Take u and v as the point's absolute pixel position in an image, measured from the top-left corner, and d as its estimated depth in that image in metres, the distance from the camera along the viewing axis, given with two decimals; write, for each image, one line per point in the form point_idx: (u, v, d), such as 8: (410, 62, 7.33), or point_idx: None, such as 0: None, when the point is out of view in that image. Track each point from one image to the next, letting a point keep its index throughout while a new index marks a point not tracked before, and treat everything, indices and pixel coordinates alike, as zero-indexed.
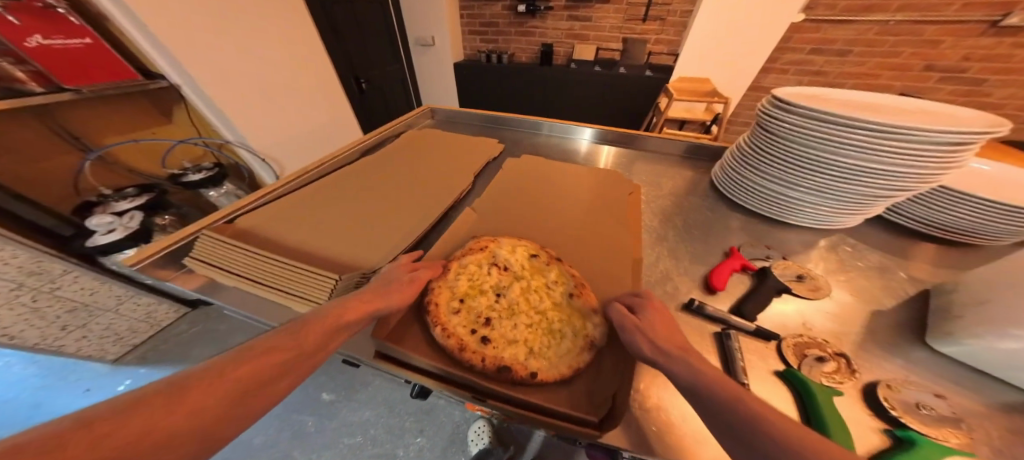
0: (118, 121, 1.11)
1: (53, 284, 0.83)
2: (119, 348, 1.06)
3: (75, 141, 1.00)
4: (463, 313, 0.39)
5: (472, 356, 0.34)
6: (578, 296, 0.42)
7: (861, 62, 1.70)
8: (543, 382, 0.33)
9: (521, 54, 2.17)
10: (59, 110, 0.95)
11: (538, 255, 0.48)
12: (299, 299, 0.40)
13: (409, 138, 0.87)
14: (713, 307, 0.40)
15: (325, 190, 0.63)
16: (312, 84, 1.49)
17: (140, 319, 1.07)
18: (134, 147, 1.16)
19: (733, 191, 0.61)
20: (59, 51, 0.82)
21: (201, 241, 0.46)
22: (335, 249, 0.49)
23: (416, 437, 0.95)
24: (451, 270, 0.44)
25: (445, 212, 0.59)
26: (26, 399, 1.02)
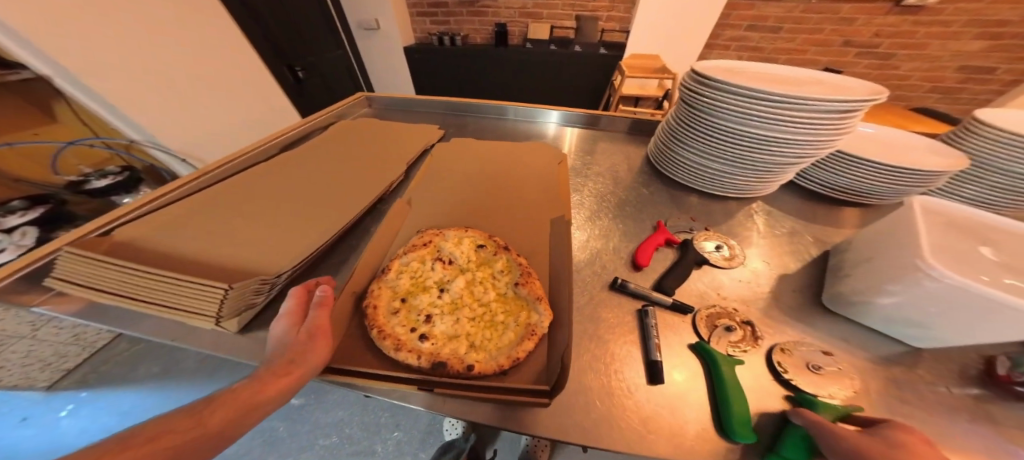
0: None
1: None
2: (49, 374, 0.88)
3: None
4: (404, 312, 0.37)
5: (408, 355, 0.32)
6: (524, 285, 0.39)
7: (793, 39, 1.80)
8: (477, 375, 0.31)
9: (476, 35, 2.07)
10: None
11: (485, 246, 0.43)
12: (193, 313, 0.35)
13: (344, 128, 0.80)
14: (638, 285, 0.41)
15: (235, 192, 0.56)
16: (232, 71, 1.31)
17: (68, 342, 0.87)
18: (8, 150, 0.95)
19: (668, 167, 0.62)
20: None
21: (63, 260, 0.38)
22: (239, 257, 0.43)
23: (393, 432, 0.92)
24: (392, 270, 0.40)
25: (372, 206, 0.55)
26: None
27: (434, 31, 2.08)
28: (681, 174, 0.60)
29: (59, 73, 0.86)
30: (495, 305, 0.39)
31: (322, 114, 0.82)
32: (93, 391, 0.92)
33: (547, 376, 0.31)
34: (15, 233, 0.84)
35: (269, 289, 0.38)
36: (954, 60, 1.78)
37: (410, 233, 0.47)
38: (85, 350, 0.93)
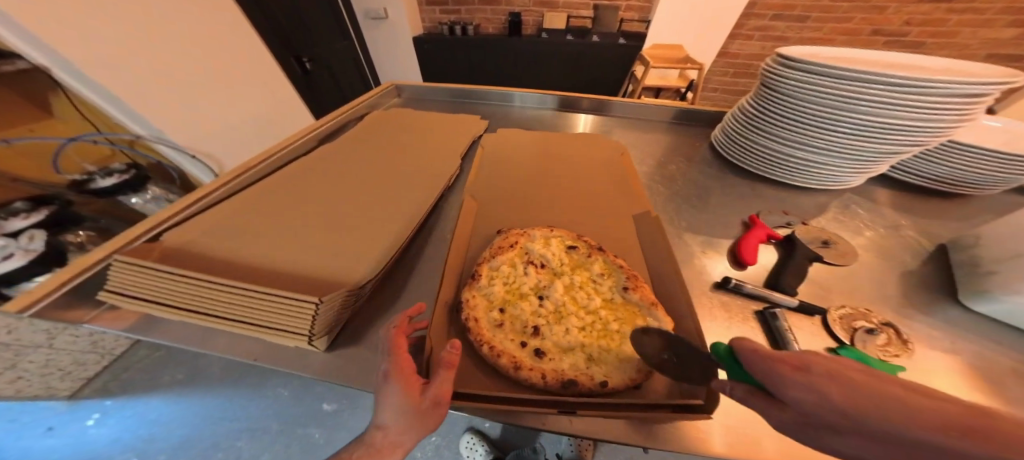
0: None
1: None
2: (70, 383, 0.85)
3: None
4: (507, 325, 0.33)
5: (531, 373, 0.29)
6: (633, 289, 0.35)
7: (818, 29, 1.78)
8: (612, 391, 0.28)
9: (488, 25, 2.00)
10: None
11: (576, 247, 0.41)
12: (276, 328, 0.31)
13: (379, 120, 0.75)
14: (754, 285, 0.38)
15: (283, 191, 0.52)
16: (240, 62, 1.24)
17: (85, 349, 0.85)
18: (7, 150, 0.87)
19: (743, 157, 0.59)
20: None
21: (115, 270, 0.34)
22: (313, 263, 0.40)
23: (432, 436, 0.90)
24: (483, 277, 0.37)
25: (436, 205, 0.51)
26: None
27: (445, 21, 2.01)
28: (758, 164, 0.57)
29: (56, 63, 0.80)
30: (603, 312, 0.36)
31: (354, 105, 0.77)
32: (119, 398, 0.88)
33: (692, 390, 0.28)
34: (22, 237, 0.79)
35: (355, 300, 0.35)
36: (983, 48, 1.77)
37: (487, 237, 0.43)
38: (104, 358, 0.91)
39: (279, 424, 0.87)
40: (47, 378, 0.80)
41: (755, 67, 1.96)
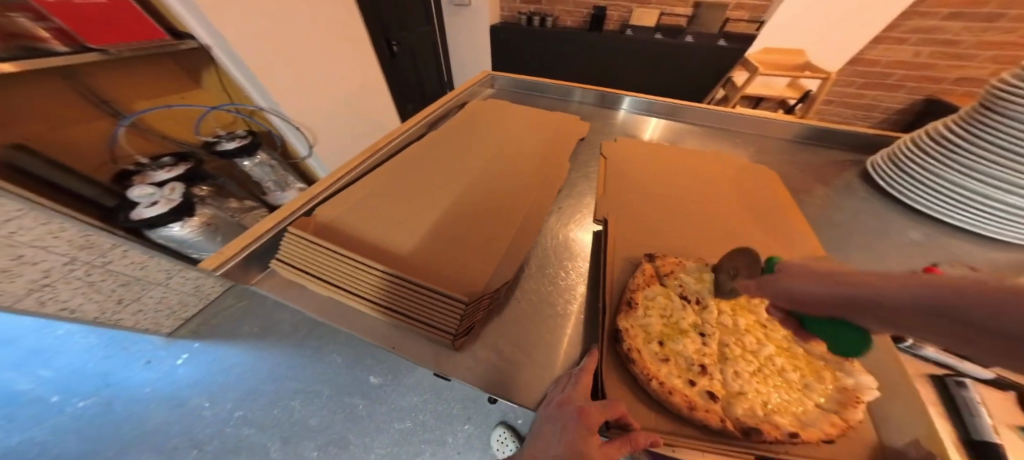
0: (150, 86, 1.04)
1: (105, 258, 0.79)
2: (172, 322, 1.00)
3: (102, 105, 0.94)
4: (672, 360, 0.30)
5: (709, 414, 0.25)
6: (817, 339, 0.30)
7: (1012, 30, 1.39)
8: (808, 443, 0.23)
9: (567, 17, 1.93)
10: (89, 74, 0.89)
11: (736, 286, 0.36)
12: (427, 325, 0.32)
13: (478, 112, 0.76)
14: (933, 348, 0.30)
15: (404, 176, 0.54)
16: (343, 43, 1.34)
17: (189, 292, 1.02)
18: (166, 113, 1.09)
19: (915, 191, 0.49)
20: (77, 7, 0.73)
21: (287, 242, 0.39)
22: (437, 255, 0.41)
23: (466, 425, 0.87)
24: (639, 305, 0.33)
25: (547, 212, 0.49)
26: (83, 374, 0.91)
27: (524, 11, 1.98)
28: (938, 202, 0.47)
29: (218, 43, 0.95)
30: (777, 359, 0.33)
31: (455, 94, 0.80)
32: (206, 341, 1.00)
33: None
34: (166, 188, 0.89)
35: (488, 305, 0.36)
36: None
37: (630, 266, 0.38)
38: (201, 302, 1.07)
39: (330, 390, 0.92)
40: (163, 308, 0.97)
41: (894, 78, 1.63)
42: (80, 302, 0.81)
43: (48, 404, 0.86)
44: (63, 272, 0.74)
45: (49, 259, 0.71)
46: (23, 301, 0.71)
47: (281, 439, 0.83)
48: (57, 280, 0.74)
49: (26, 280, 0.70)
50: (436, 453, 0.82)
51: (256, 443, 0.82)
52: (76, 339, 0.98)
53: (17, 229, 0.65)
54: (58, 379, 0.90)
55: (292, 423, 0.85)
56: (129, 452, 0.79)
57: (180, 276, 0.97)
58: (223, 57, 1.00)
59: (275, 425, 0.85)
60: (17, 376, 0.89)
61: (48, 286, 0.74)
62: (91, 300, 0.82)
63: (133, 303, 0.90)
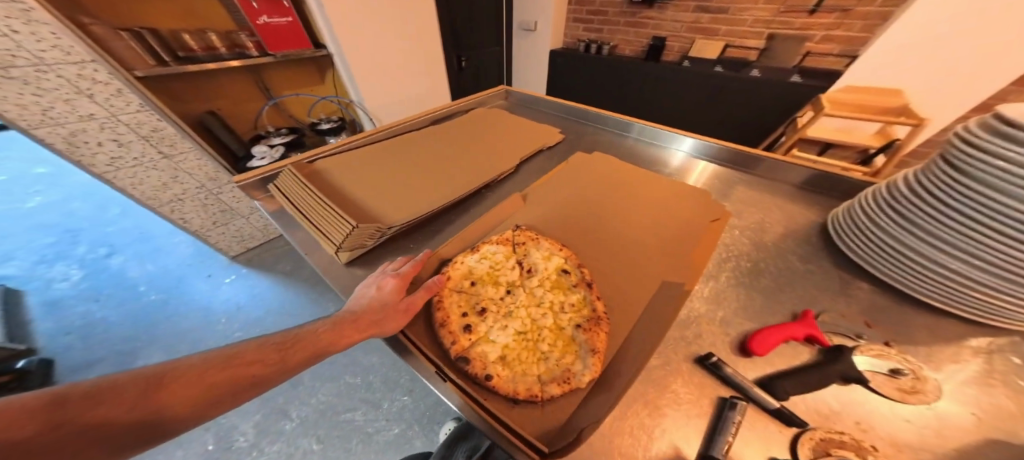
0: (295, 80, 1.47)
1: (218, 189, 1.20)
2: (240, 247, 1.37)
3: (263, 92, 1.38)
4: (465, 294, 0.40)
5: (449, 335, 0.35)
6: (585, 330, 0.36)
7: None
8: (491, 388, 0.31)
9: (626, 46, 1.97)
10: (265, 70, 1.35)
11: (569, 273, 0.43)
12: (328, 240, 0.44)
13: (478, 116, 0.89)
14: (739, 373, 0.31)
15: (389, 148, 0.68)
16: (422, 60, 1.66)
17: (258, 228, 1.39)
18: (297, 100, 1.52)
19: (845, 235, 0.45)
20: (270, 29, 1.13)
21: (285, 173, 0.55)
22: (373, 202, 0.52)
23: (403, 396, 0.96)
24: (478, 252, 0.45)
25: (466, 196, 0.57)
26: (170, 273, 1.29)
27: (584, 39, 2.10)
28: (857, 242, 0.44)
29: (338, 52, 1.32)
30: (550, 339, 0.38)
31: (467, 100, 0.94)
32: (249, 271, 1.32)
33: (553, 438, 0.27)
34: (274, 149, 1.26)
35: (378, 238, 0.47)
36: None
37: (508, 226, 0.51)
38: (264, 237, 1.44)
39: None
40: (239, 237, 1.34)
41: None
42: (192, 217, 1.18)
43: (136, 291, 1.22)
44: (196, 193, 1.16)
45: (189, 182, 1.12)
46: (164, 207, 1.10)
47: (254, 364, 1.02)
48: (187, 197, 1.14)
49: (173, 193, 1.10)
50: (368, 412, 0.91)
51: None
52: (176, 247, 1.40)
53: (185, 159, 1.08)
54: (154, 274, 1.28)
55: None
56: (154, 344, 1.06)
57: (254, 216, 1.35)
58: (338, 63, 1.37)
59: None
60: (138, 265, 1.32)
61: (182, 201, 1.13)
62: (199, 217, 1.20)
63: (222, 226, 1.27)
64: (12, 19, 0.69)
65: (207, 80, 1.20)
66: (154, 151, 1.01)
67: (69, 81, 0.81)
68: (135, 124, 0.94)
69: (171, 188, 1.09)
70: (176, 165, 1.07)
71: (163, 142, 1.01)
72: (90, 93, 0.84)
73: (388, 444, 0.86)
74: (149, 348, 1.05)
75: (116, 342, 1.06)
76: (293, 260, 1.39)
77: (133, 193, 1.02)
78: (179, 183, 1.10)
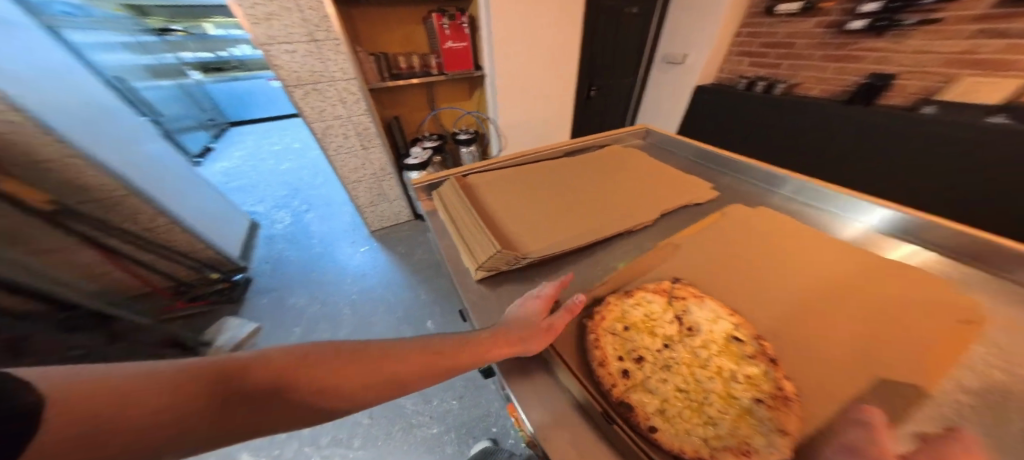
0: (453, 96, 1.75)
1: (382, 178, 1.51)
2: (378, 225, 1.69)
3: (430, 103, 1.70)
4: (620, 336, 0.35)
5: (608, 375, 0.31)
6: (769, 407, 0.27)
7: None
8: (656, 443, 0.26)
9: (813, 85, 1.59)
10: (437, 86, 1.66)
11: (741, 341, 0.34)
12: (473, 260, 0.45)
13: (615, 153, 0.83)
14: None
15: (529, 173, 0.70)
16: (559, 85, 1.73)
17: (392, 214, 1.69)
18: (450, 113, 1.81)
19: None
20: (452, 52, 1.40)
21: (445, 185, 0.62)
22: (514, 226, 0.53)
23: (452, 399, 0.97)
24: (634, 298, 0.39)
25: (596, 241, 0.51)
26: (330, 234, 1.71)
27: (748, 76, 1.82)
28: None
29: (491, 74, 1.51)
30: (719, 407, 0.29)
31: (602, 136, 0.90)
32: (375, 247, 1.62)
33: None
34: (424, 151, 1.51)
35: (515, 263, 0.46)
36: None
37: (661, 276, 0.44)
38: (394, 221, 1.73)
39: (399, 315, 1.28)
40: (382, 217, 1.67)
41: None
42: (360, 195, 1.52)
43: (309, 242, 1.67)
44: (370, 179, 1.49)
45: (369, 170, 1.46)
46: (351, 185, 1.46)
47: (353, 327, 1.24)
48: (363, 181, 1.48)
49: (358, 176, 1.45)
50: (417, 403, 0.96)
51: (341, 316, 1.30)
52: (340, 214, 1.85)
53: (372, 152, 1.40)
54: (322, 232, 1.72)
55: (367, 322, 1.27)
56: (304, 287, 1.42)
57: (393, 204, 1.65)
58: (488, 83, 1.56)
59: (358, 319, 1.27)
60: (316, 222, 1.80)
61: (360, 183, 1.48)
62: (363, 196, 1.53)
63: (374, 206, 1.60)
64: (331, 50, 1.07)
65: (399, 91, 1.57)
66: (360, 144, 1.35)
67: (342, 94, 1.18)
68: (358, 126, 1.29)
69: (358, 172, 1.44)
70: (368, 156, 1.41)
71: (368, 139, 1.35)
72: (347, 102, 1.20)
73: (423, 439, 0.88)
74: (300, 290, 1.41)
75: (287, 277, 1.47)
76: (407, 246, 1.63)
77: (340, 172, 1.39)
78: (364, 169, 1.44)
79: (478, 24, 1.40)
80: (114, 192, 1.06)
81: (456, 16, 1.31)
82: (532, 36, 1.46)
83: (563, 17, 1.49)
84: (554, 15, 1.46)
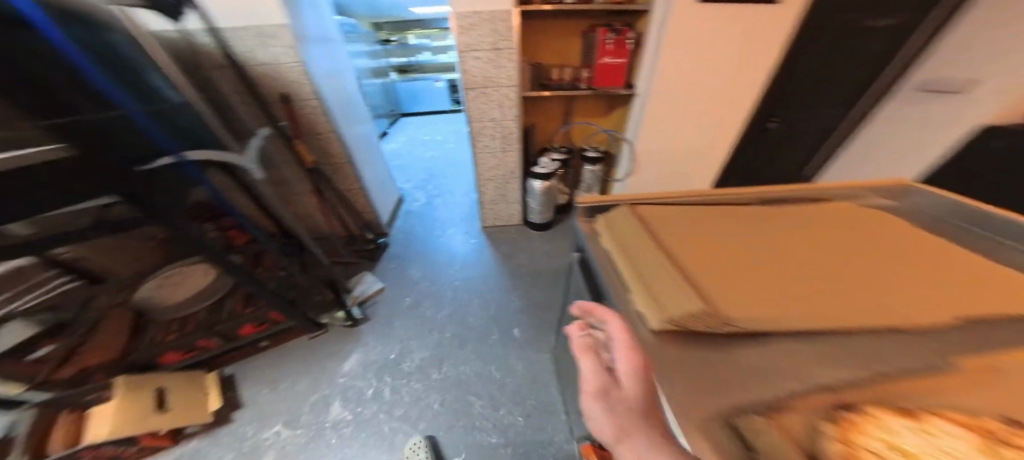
0: (591, 111, 1.70)
1: (508, 179, 1.64)
2: (491, 222, 1.89)
3: (567, 116, 1.71)
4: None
5: None
6: None
7: None
8: None
9: None
10: (577, 101, 1.66)
11: None
12: (661, 316, 0.36)
13: (849, 211, 0.57)
14: None
15: (717, 215, 0.56)
16: (724, 113, 1.43)
17: (504, 216, 1.86)
18: (583, 129, 1.77)
19: None
20: (607, 67, 1.35)
21: (618, 210, 0.57)
22: (704, 276, 0.42)
23: None
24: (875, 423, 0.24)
25: (840, 334, 0.34)
26: (451, 220, 1.99)
27: None
28: None
29: (643, 95, 1.36)
30: None
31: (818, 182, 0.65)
32: (483, 243, 1.84)
33: None
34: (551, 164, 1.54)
35: (716, 330, 0.35)
36: None
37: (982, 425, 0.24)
38: (505, 222, 1.90)
39: (491, 317, 1.49)
40: (497, 217, 1.83)
41: None
42: (486, 192, 1.69)
43: (434, 222, 1.98)
44: (499, 179, 1.63)
45: (501, 170, 1.60)
46: (482, 182, 1.63)
47: (453, 315, 1.49)
48: (493, 179, 1.63)
49: (492, 174, 1.60)
50: None
51: (444, 297, 1.57)
52: (462, 206, 2.10)
53: (508, 154, 1.53)
54: (446, 216, 2.02)
55: (464, 312, 1.51)
56: (424, 262, 1.73)
57: (511, 207, 1.81)
58: (636, 104, 1.42)
59: (457, 308, 1.52)
60: (443, 206, 2.11)
61: (490, 181, 1.63)
62: (489, 194, 1.70)
63: (494, 203, 1.76)
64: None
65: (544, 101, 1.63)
66: (501, 145, 1.49)
67: (501, 96, 1.35)
68: (504, 128, 1.45)
69: (493, 170, 1.59)
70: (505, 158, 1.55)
71: (509, 141, 1.48)
72: (502, 104, 1.37)
73: None
74: (420, 264, 1.71)
75: (414, 249, 1.80)
76: (509, 250, 1.79)
77: (478, 168, 1.56)
78: (498, 169, 1.58)
79: (646, 41, 1.27)
80: (339, 160, 1.42)
81: (624, 31, 1.25)
82: (710, 56, 1.23)
83: (763, 32, 1.19)
84: (750, 30, 1.19)
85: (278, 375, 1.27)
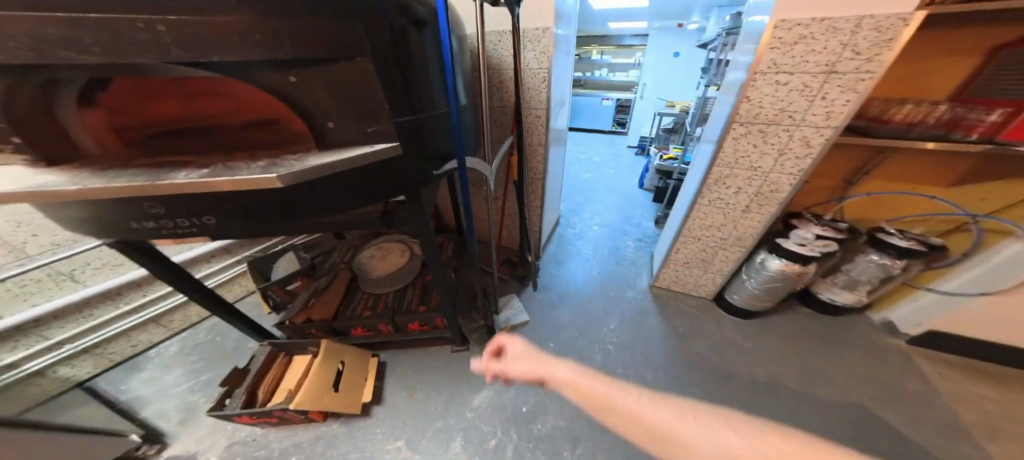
0: (917, 176, 1.17)
1: (725, 245, 1.28)
2: (668, 282, 1.59)
3: (855, 175, 1.24)
4: None
5: None
6: None
7: None
8: None
9: None
10: (894, 158, 1.16)
11: None
12: None
13: None
14: None
15: None
16: None
17: (695, 284, 1.51)
18: (886, 199, 1.25)
19: None
20: None
21: None
22: None
23: None
24: None
25: None
26: (614, 264, 1.81)
27: None
28: None
29: None
30: None
31: None
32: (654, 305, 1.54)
33: None
34: (817, 241, 1.13)
35: None
36: None
37: None
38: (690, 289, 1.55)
39: None
40: (681, 282, 1.53)
41: None
42: (682, 252, 1.41)
43: (596, 259, 1.82)
44: (713, 241, 1.31)
45: (723, 233, 1.24)
46: (684, 239, 1.35)
47: None
48: (704, 239, 1.31)
49: (705, 233, 1.29)
50: None
51: (593, 361, 1.27)
52: (625, 250, 1.87)
53: (745, 218, 1.16)
54: (609, 257, 1.84)
55: (611, 384, 1.23)
56: (580, 304, 1.63)
57: (708, 275, 1.44)
58: None
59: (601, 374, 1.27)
60: (604, 243, 1.93)
61: (699, 239, 1.33)
62: (683, 253, 1.41)
63: (687, 265, 1.45)
64: (837, 88, 0.77)
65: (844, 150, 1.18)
66: (741, 204, 1.13)
67: (790, 141, 0.91)
68: (765, 183, 1.04)
69: (711, 228, 1.26)
70: (733, 223, 1.20)
71: (758, 202, 1.09)
72: (784, 151, 0.94)
73: None
74: (574, 305, 1.61)
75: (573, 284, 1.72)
76: (691, 327, 1.41)
77: (691, 220, 1.27)
78: (718, 229, 1.24)
79: None
80: (537, 174, 1.32)
81: None
82: None
83: None
84: None
85: (421, 377, 1.30)
